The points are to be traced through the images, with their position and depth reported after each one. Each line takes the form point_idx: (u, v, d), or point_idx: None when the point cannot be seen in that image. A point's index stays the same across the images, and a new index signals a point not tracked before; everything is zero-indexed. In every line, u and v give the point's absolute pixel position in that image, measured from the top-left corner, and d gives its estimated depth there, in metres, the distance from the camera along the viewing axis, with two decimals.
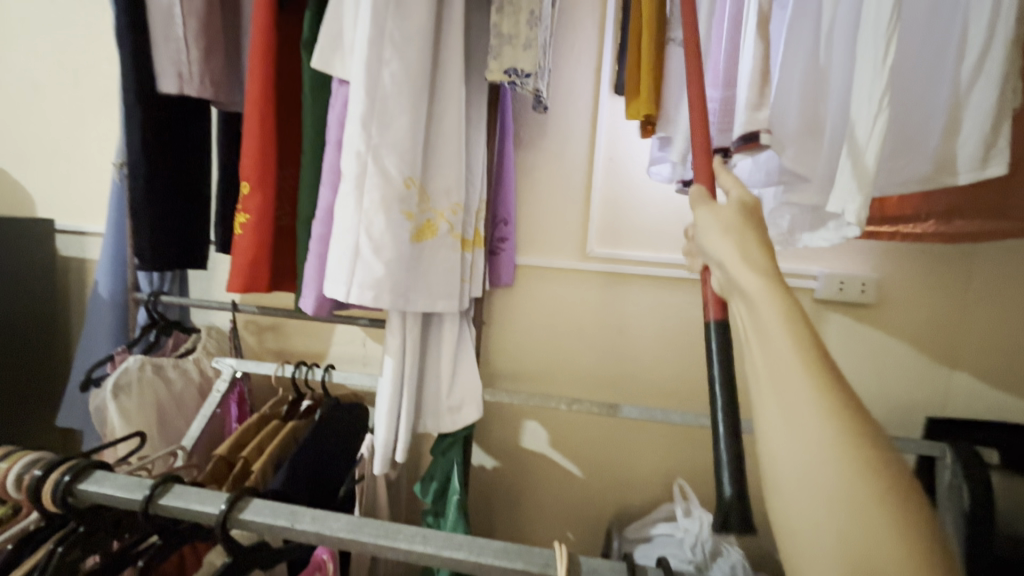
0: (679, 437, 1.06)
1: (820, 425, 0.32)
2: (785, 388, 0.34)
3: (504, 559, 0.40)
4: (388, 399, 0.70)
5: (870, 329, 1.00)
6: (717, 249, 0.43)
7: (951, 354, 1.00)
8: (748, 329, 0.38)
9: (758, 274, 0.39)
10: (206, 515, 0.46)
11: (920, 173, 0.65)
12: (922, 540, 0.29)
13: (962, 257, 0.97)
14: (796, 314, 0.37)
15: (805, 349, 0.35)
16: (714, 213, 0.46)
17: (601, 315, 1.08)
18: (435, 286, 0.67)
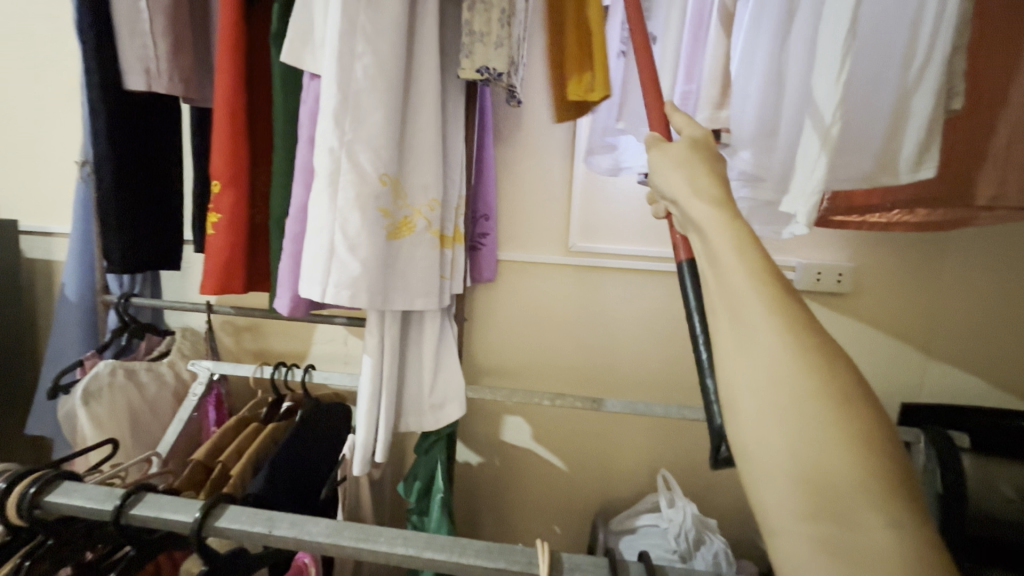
0: (662, 428, 1.07)
1: (772, 341, 0.33)
2: (740, 313, 0.35)
3: (486, 558, 0.40)
4: (369, 399, 0.69)
5: (846, 317, 1.02)
6: (671, 188, 0.44)
7: (925, 341, 1.02)
8: (705, 262, 0.39)
9: (711, 204, 0.40)
10: (181, 524, 0.45)
11: (862, 171, 0.66)
12: (865, 435, 0.31)
13: (937, 245, 0.99)
14: (746, 238, 0.37)
15: (757, 271, 0.36)
16: (665, 153, 0.46)
17: (583, 309, 1.08)
18: (413, 284, 0.67)
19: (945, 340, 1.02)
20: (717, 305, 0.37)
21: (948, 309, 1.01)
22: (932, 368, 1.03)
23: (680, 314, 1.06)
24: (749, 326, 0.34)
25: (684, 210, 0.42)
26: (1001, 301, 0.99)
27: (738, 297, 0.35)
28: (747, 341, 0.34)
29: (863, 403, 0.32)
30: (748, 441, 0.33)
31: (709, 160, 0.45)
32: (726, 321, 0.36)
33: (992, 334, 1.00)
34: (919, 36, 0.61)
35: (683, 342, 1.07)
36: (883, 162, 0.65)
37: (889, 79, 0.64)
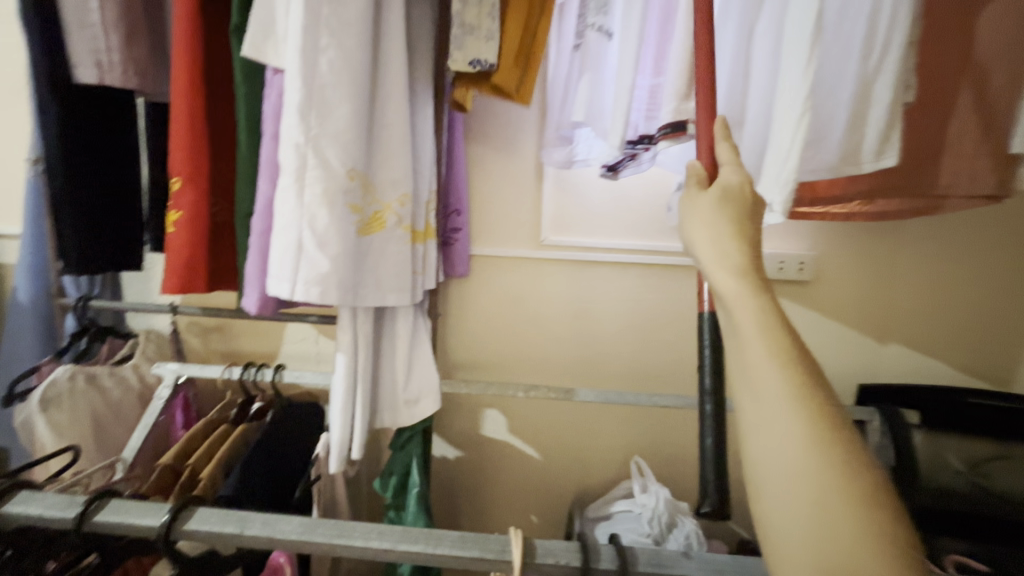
0: (634, 417, 1.09)
1: (800, 430, 0.35)
2: (761, 391, 0.37)
3: (460, 548, 0.40)
4: (342, 397, 0.68)
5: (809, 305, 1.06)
6: (696, 249, 0.46)
7: (881, 326, 1.07)
8: (729, 335, 0.41)
9: (734, 274, 0.42)
10: (147, 528, 0.44)
11: (826, 163, 0.70)
12: (886, 532, 0.32)
13: (892, 233, 1.04)
14: (770, 314, 0.39)
15: (779, 349, 0.38)
16: (694, 203, 0.47)
17: (556, 303, 1.09)
18: (385, 279, 0.66)
19: (899, 324, 1.07)
20: (739, 378, 0.39)
21: (902, 294, 1.06)
22: (887, 350, 1.08)
23: (650, 305, 1.08)
24: (769, 402, 0.36)
25: (708, 276, 0.44)
26: (949, 286, 1.04)
27: (759, 373, 0.37)
28: (767, 417, 0.36)
29: (879, 485, 0.34)
30: (767, 512, 0.35)
31: (740, 219, 0.45)
32: (749, 403, 0.38)
33: (943, 316, 1.06)
34: (879, 28, 0.63)
35: (654, 333, 1.09)
36: (846, 156, 0.68)
37: (846, 70, 0.66)
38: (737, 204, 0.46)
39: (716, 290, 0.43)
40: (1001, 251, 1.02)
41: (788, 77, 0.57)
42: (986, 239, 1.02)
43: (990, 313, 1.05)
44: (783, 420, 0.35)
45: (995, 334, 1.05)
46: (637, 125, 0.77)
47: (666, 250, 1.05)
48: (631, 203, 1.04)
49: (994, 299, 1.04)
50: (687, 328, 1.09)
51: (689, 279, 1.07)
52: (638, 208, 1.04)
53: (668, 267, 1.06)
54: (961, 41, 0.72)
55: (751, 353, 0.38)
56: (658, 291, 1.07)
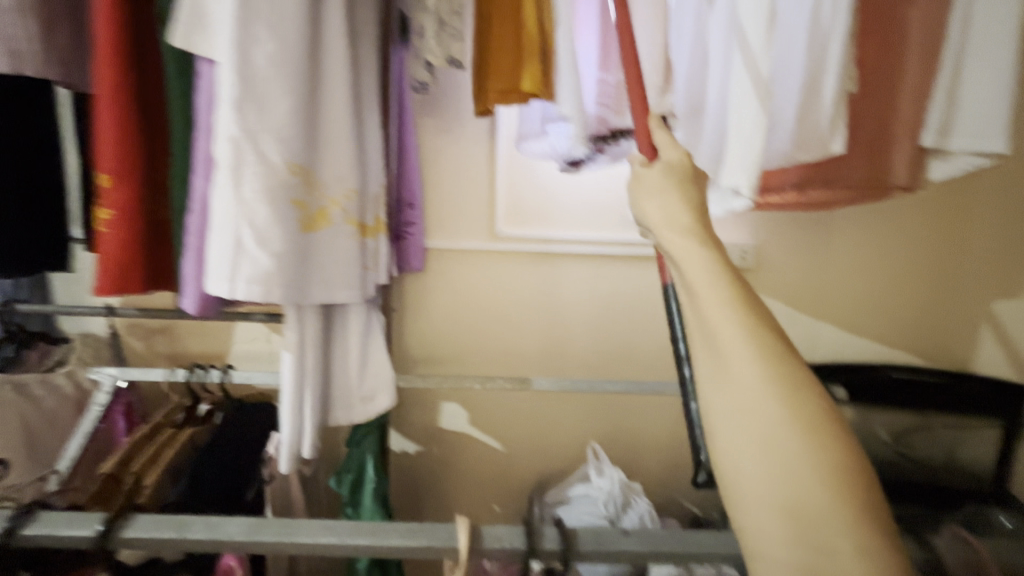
0: (591, 404, 1.12)
1: (757, 377, 0.37)
2: (716, 343, 0.39)
3: (409, 538, 0.41)
4: (292, 395, 0.68)
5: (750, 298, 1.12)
6: (649, 213, 0.47)
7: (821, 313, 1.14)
8: (683, 290, 0.42)
9: (687, 237, 0.43)
10: (81, 540, 0.42)
11: (780, 153, 0.73)
12: (839, 467, 0.35)
13: (824, 218, 1.10)
14: (721, 267, 0.41)
15: (733, 299, 0.39)
16: (640, 182, 0.49)
17: (512, 294, 1.10)
18: (332, 276, 0.66)
19: (835, 310, 1.14)
20: (694, 332, 0.41)
21: (837, 282, 1.12)
22: (826, 331, 1.14)
23: (604, 294, 1.11)
24: (730, 362, 0.38)
25: (659, 241, 0.45)
26: (879, 271, 1.12)
27: (716, 329, 0.39)
28: (728, 376, 0.38)
29: (830, 434, 0.36)
30: (727, 461, 0.38)
31: (683, 190, 0.47)
32: (706, 354, 0.40)
33: (877, 300, 1.13)
34: (819, 24, 0.67)
35: (608, 321, 1.12)
36: (800, 142, 0.71)
37: (795, 63, 0.69)
38: (679, 179, 0.48)
39: (671, 255, 0.44)
40: (924, 236, 1.10)
41: (741, 72, 0.60)
42: (912, 225, 1.10)
43: (918, 294, 1.13)
44: (743, 378, 0.37)
45: (924, 314, 1.14)
46: (606, 119, 0.75)
47: (618, 240, 1.08)
48: (583, 195, 1.07)
49: (920, 281, 1.12)
50: (640, 315, 1.12)
51: (640, 268, 1.10)
52: (590, 200, 1.07)
53: (619, 257, 1.09)
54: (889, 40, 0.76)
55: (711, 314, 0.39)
56: (611, 280, 1.10)
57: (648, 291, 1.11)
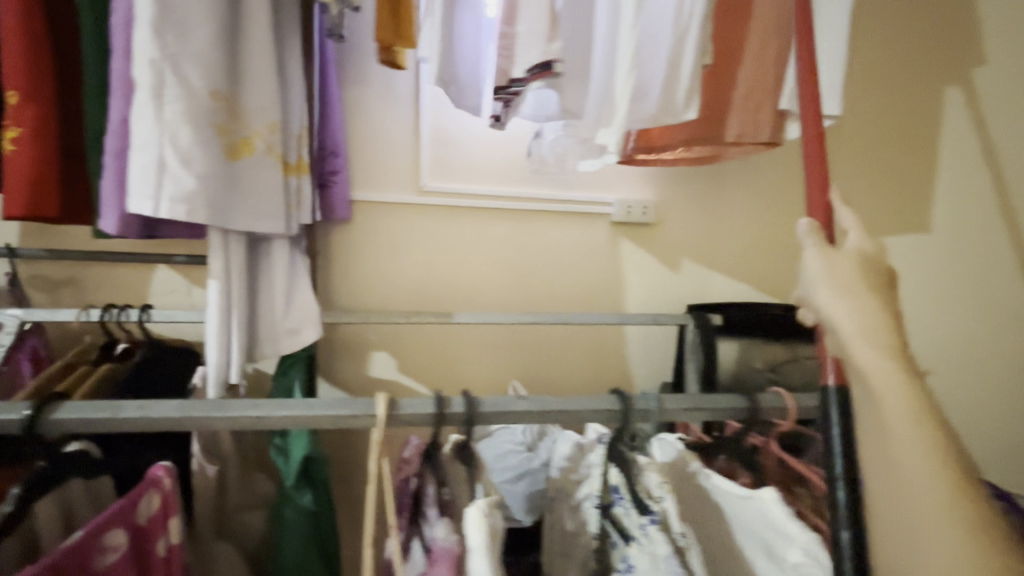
0: (514, 343, 1.22)
1: (955, 543, 0.33)
2: (903, 487, 0.35)
3: (331, 409, 0.47)
4: (218, 322, 0.71)
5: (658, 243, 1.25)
6: (828, 309, 0.42)
7: (707, 257, 1.28)
8: (866, 414, 0.39)
9: (884, 356, 0.38)
10: (7, 423, 0.44)
11: (648, 114, 0.87)
12: None
13: (714, 172, 1.26)
14: (921, 403, 0.37)
15: (931, 446, 0.35)
16: (827, 262, 0.44)
17: (437, 245, 1.16)
18: (256, 205, 0.68)
19: (722, 253, 1.29)
20: (877, 471, 0.37)
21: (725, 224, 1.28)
22: (716, 282, 1.30)
23: (521, 247, 1.20)
24: (919, 515, 0.34)
25: (845, 348, 0.40)
26: (758, 213, 1.29)
27: (908, 474, 0.35)
28: (901, 491, 0.36)
29: None
30: None
31: (874, 287, 0.42)
32: (889, 501, 0.36)
33: (758, 239, 1.30)
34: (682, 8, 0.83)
35: (525, 273, 1.21)
36: (662, 108, 0.86)
37: (663, 41, 0.85)
38: (867, 277, 0.42)
39: (858, 368, 0.39)
40: (792, 177, 1.30)
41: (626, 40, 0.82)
42: (781, 172, 1.29)
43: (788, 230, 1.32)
44: (918, 493, 0.34)
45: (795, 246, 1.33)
46: (506, 71, 0.79)
47: (534, 197, 1.18)
48: (503, 153, 1.15)
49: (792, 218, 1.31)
50: (554, 266, 1.22)
51: (554, 223, 1.20)
52: (510, 157, 1.16)
53: (535, 212, 1.19)
54: (740, 23, 0.94)
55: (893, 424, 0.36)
56: (527, 233, 1.20)
57: (563, 243, 1.21)
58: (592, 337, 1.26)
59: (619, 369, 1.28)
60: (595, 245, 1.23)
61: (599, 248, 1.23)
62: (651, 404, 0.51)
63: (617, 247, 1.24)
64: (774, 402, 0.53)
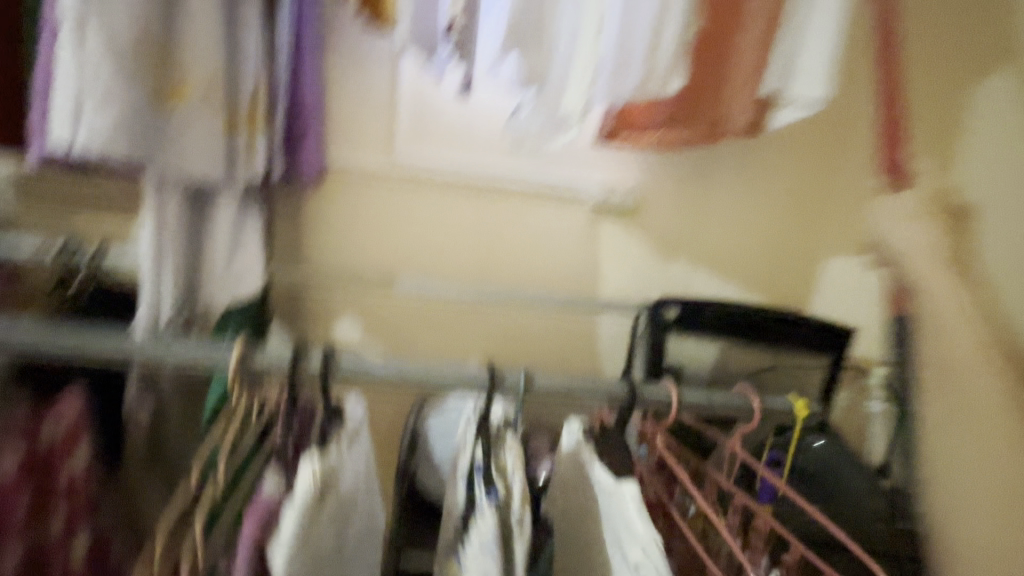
0: (478, 322, 1.17)
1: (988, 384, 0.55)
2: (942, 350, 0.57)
3: (197, 346, 0.58)
4: (148, 266, 0.74)
5: (645, 234, 1.18)
6: (900, 241, 0.60)
7: (708, 258, 1.21)
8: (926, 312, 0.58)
9: (932, 264, 0.58)
10: None
11: (633, 85, 0.80)
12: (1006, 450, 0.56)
13: (709, 160, 1.19)
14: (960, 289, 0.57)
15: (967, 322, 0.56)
16: (899, 201, 0.62)
17: (405, 214, 1.12)
18: (189, 154, 0.70)
19: (725, 254, 1.21)
20: (929, 340, 0.58)
21: (727, 222, 1.20)
22: (702, 280, 1.22)
23: (493, 224, 1.15)
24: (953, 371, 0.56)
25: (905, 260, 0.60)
26: (763, 211, 1.21)
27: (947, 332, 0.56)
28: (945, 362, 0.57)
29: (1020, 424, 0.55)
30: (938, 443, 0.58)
31: (926, 222, 0.60)
32: (931, 364, 0.58)
33: (763, 240, 1.22)
34: None
35: (495, 250, 1.16)
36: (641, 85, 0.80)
37: (647, 9, 0.79)
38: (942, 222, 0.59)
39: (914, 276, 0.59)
40: (799, 172, 1.22)
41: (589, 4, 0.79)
42: (791, 159, 1.21)
43: (798, 231, 1.23)
44: (949, 354, 0.56)
45: (806, 247, 1.23)
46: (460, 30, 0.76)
47: (510, 174, 1.13)
48: (481, 127, 1.12)
49: (801, 217, 1.23)
50: (526, 246, 1.16)
51: (529, 203, 1.15)
52: (487, 132, 1.12)
53: (510, 191, 1.14)
54: None
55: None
56: (500, 210, 1.14)
57: (539, 226, 1.15)
58: (561, 324, 1.19)
59: (587, 362, 1.23)
60: (572, 230, 1.16)
61: (576, 233, 1.17)
62: (517, 382, 0.52)
63: (596, 233, 1.17)
64: (655, 392, 0.53)
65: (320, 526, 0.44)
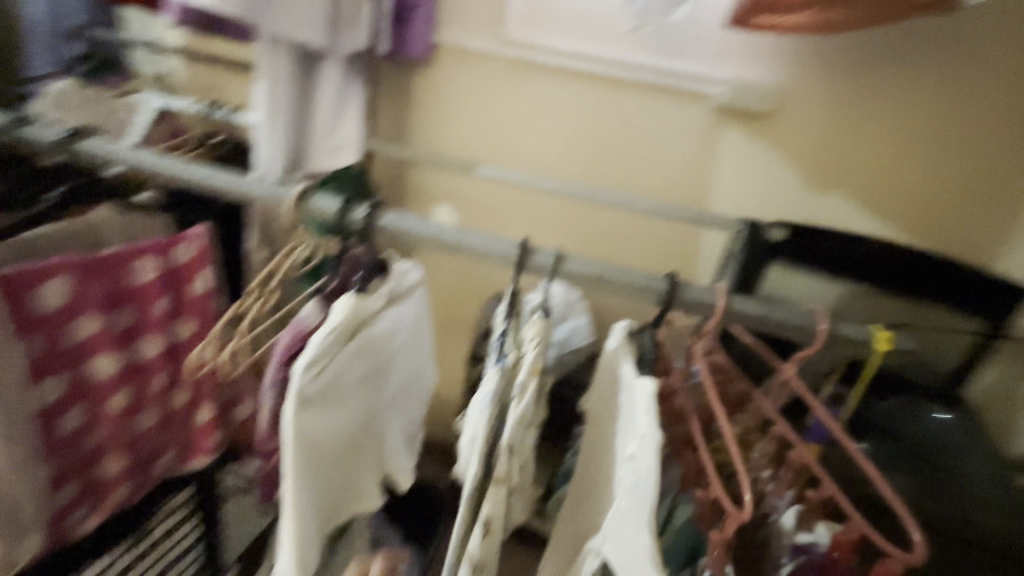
0: (572, 220, 1.08)
1: None
2: None
3: (258, 186, 0.58)
4: (265, 119, 0.81)
5: (774, 144, 0.96)
6: None
7: (844, 182, 0.95)
8: None
9: None
10: (42, 140, 0.64)
11: None
12: None
13: (877, 48, 0.88)
14: None
15: None
16: None
17: (506, 104, 1.08)
18: (294, 15, 0.73)
19: (867, 179, 0.94)
20: None
21: (873, 136, 0.92)
22: (842, 210, 0.97)
23: (596, 119, 1.05)
24: None
25: None
26: (932, 122, 0.89)
27: None
28: None
29: None
30: None
31: None
32: None
33: (934, 163, 0.90)
34: None
35: (599, 149, 1.06)
36: None
37: None
38: None
39: None
40: (1000, 67, 0.83)
41: None
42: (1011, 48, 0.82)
43: (1002, 159, 0.87)
44: None
45: (1000, 172, 0.88)
46: None
47: (624, 62, 0.98)
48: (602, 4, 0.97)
49: (996, 130, 0.86)
50: (628, 147, 1.04)
51: (640, 97, 1.01)
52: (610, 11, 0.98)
53: (622, 82, 1.01)
54: None
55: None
56: (609, 105, 1.03)
57: (648, 125, 1.02)
58: (660, 237, 1.04)
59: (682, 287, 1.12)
60: (687, 132, 1.00)
61: (688, 136, 1.00)
62: (549, 262, 0.47)
63: (713, 138, 0.99)
64: (701, 296, 0.46)
65: (346, 352, 0.48)
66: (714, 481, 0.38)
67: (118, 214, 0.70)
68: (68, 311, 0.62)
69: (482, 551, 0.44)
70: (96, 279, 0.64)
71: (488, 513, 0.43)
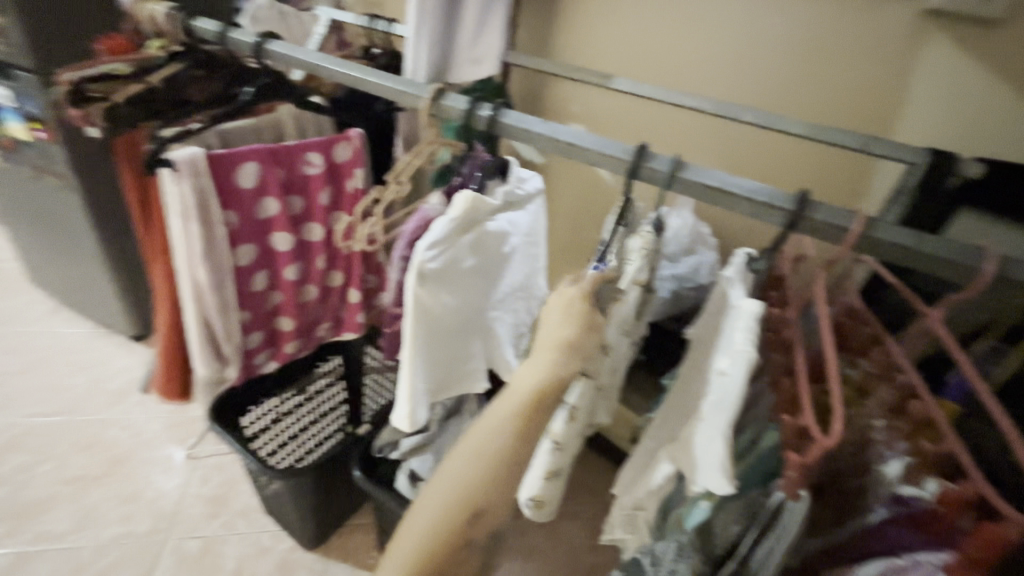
0: (718, 143, 0.97)
1: None
2: None
3: (402, 85, 0.62)
4: (412, 23, 0.81)
5: (1004, 60, 0.70)
6: None
7: None
8: None
9: None
10: (242, 44, 0.74)
11: None
12: None
13: None
14: None
15: None
16: None
17: (650, 14, 0.94)
18: None
19: None
20: None
21: None
22: None
23: (758, 29, 0.85)
24: None
25: None
26: None
27: None
28: None
29: None
30: None
31: None
32: None
33: None
34: None
35: (755, 68, 0.88)
36: None
37: None
38: None
39: None
40: None
41: None
42: None
43: None
44: None
45: None
46: None
47: None
48: None
49: None
50: (794, 65, 0.85)
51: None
52: None
53: None
54: None
55: (495, 410, 0.44)
56: (785, 13, 0.82)
57: (822, 34, 0.81)
58: (825, 169, 0.89)
59: None
60: (877, 48, 0.78)
61: (879, 52, 0.78)
62: (665, 169, 0.45)
63: (913, 53, 0.76)
64: (834, 220, 0.41)
65: (462, 240, 0.53)
66: (807, 411, 0.36)
67: (296, 112, 0.82)
68: (257, 191, 0.76)
69: (564, 433, 0.51)
70: (277, 166, 0.76)
71: (572, 401, 0.50)
